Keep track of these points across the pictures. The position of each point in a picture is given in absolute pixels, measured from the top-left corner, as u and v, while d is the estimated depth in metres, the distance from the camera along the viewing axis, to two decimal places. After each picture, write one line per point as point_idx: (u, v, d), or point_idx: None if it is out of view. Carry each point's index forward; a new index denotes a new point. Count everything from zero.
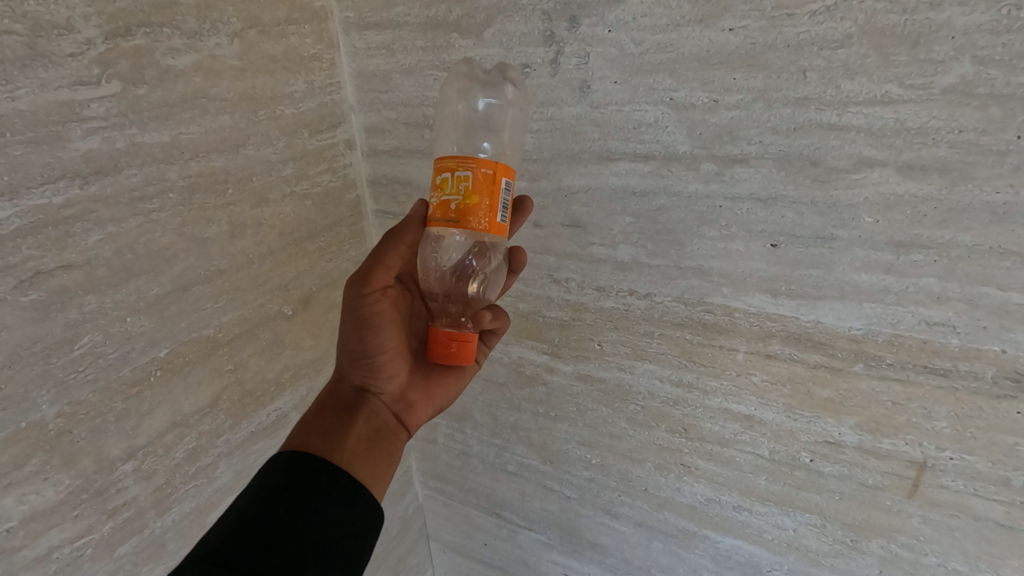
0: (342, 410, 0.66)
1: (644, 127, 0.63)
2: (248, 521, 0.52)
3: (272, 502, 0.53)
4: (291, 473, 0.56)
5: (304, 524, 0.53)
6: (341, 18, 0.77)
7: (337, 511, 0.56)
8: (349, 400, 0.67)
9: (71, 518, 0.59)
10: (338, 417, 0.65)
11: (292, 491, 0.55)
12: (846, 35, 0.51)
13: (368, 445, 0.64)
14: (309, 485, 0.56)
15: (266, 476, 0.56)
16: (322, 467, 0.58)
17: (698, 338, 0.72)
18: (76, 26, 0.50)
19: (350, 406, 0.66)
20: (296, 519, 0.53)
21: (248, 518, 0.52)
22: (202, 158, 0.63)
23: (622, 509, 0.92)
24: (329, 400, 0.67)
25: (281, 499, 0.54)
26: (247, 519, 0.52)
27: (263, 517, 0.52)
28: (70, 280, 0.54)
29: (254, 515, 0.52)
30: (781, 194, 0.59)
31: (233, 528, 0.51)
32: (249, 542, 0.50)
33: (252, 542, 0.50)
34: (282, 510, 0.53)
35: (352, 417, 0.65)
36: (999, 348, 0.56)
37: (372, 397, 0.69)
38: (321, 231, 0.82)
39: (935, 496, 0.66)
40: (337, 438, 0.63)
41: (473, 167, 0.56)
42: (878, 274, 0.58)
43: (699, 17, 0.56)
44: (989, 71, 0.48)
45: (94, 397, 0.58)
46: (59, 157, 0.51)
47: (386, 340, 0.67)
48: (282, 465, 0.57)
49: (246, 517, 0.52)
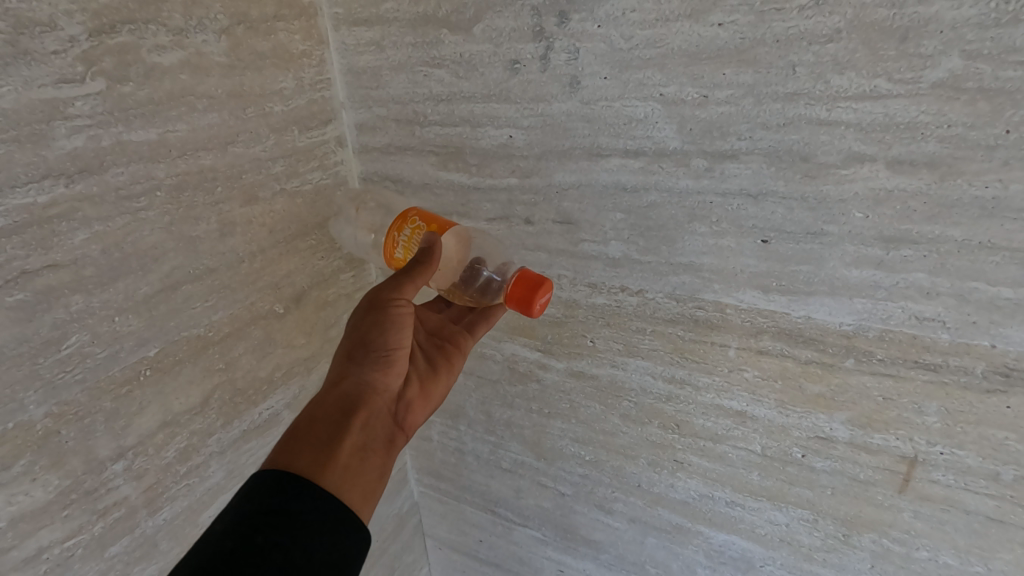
0: (341, 412, 0.65)
1: (634, 122, 0.63)
2: (223, 552, 0.50)
3: (250, 531, 0.51)
4: (273, 496, 0.54)
5: (283, 556, 0.51)
6: (330, 13, 0.76)
7: (317, 541, 0.53)
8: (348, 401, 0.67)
9: (60, 518, 0.59)
10: (336, 420, 0.64)
11: (273, 517, 0.52)
12: (836, 29, 0.51)
13: (360, 456, 0.63)
14: (290, 512, 0.53)
15: (248, 498, 0.54)
16: (306, 489, 0.56)
17: (690, 335, 0.72)
18: (59, 23, 0.50)
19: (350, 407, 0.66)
20: (274, 551, 0.51)
21: (225, 548, 0.50)
22: (190, 156, 0.62)
23: (615, 505, 0.93)
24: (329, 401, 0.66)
25: (262, 527, 0.52)
26: (221, 549, 0.50)
27: (241, 548, 0.50)
28: (55, 280, 0.53)
29: (230, 546, 0.50)
30: (771, 189, 0.59)
31: (208, 559, 0.49)
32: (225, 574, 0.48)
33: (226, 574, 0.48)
34: (260, 540, 0.51)
35: (348, 422, 0.65)
36: (989, 343, 0.56)
37: (371, 399, 0.69)
38: (313, 229, 0.82)
39: (926, 491, 0.66)
40: (330, 448, 0.62)
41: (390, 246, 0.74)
42: (869, 269, 0.58)
43: (689, 12, 0.56)
44: (978, 65, 0.48)
45: (82, 397, 0.58)
46: (43, 155, 0.50)
47: (395, 340, 0.70)
48: (264, 486, 0.55)
49: (225, 545, 0.50)
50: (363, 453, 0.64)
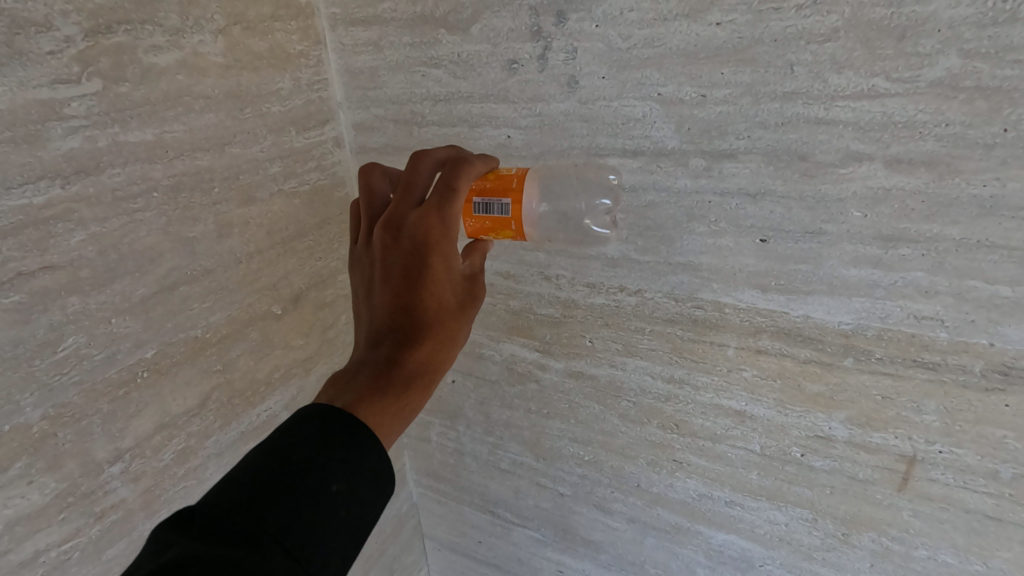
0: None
1: (632, 122, 0.63)
2: (297, 486, 0.45)
3: (326, 474, 0.46)
4: (350, 444, 0.49)
5: (346, 509, 0.47)
6: (327, 14, 0.76)
7: (375, 501, 0.49)
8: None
9: (57, 521, 0.59)
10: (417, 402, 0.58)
11: (348, 469, 0.48)
12: (833, 29, 0.51)
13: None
14: (363, 464, 0.49)
15: (326, 435, 0.48)
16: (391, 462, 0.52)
17: (689, 335, 0.71)
18: (55, 23, 0.50)
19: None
20: (342, 503, 0.46)
21: (297, 485, 0.45)
22: (187, 156, 0.62)
23: (615, 505, 0.93)
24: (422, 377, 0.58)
25: (336, 473, 0.47)
26: (294, 482, 0.45)
27: (311, 490, 0.45)
28: (52, 282, 0.53)
29: (303, 484, 0.45)
30: (769, 189, 0.59)
31: (281, 488, 0.44)
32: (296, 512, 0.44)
33: (295, 512, 0.44)
34: (335, 487, 0.46)
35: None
36: (987, 341, 0.56)
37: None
38: (310, 230, 0.81)
39: (925, 489, 0.66)
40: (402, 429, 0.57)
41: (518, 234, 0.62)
42: (866, 268, 0.58)
43: (686, 11, 0.56)
44: (975, 64, 0.48)
45: (79, 400, 0.57)
46: (39, 157, 0.50)
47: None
48: (338, 429, 0.49)
49: (297, 481, 0.45)
50: None
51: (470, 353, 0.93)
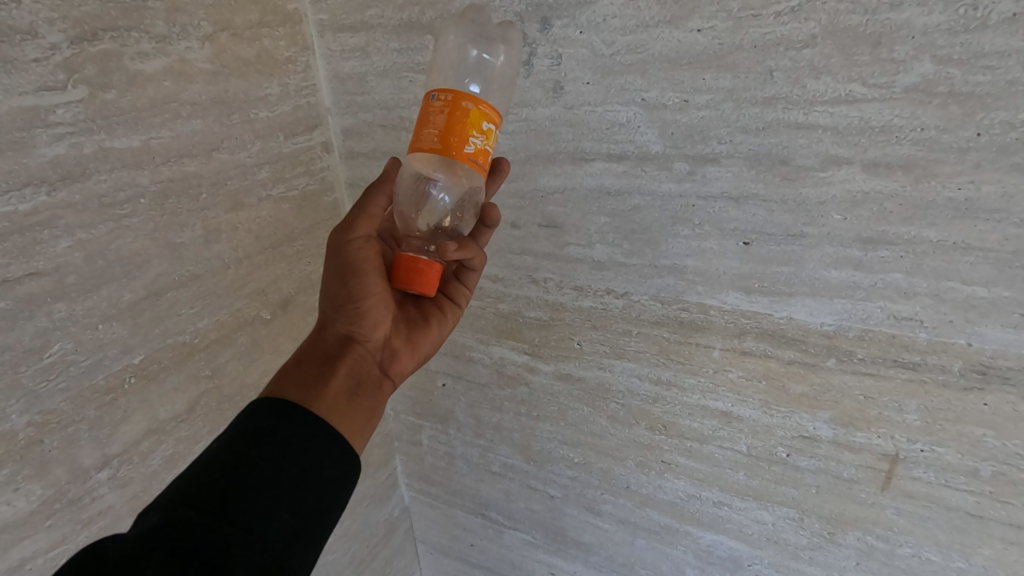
0: (325, 361, 0.60)
1: (617, 127, 0.64)
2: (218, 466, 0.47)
3: (246, 447, 0.48)
4: (265, 417, 0.51)
5: (277, 470, 0.48)
6: (315, 20, 0.77)
7: (308, 461, 0.50)
8: (330, 350, 0.62)
9: (43, 528, 0.59)
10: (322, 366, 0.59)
11: (269, 436, 0.50)
12: (811, 36, 0.52)
13: (351, 398, 0.59)
14: (285, 431, 0.50)
15: (240, 419, 0.51)
16: (308, 416, 0.53)
17: (675, 336, 0.72)
18: (40, 30, 0.50)
19: (332, 356, 0.61)
20: (269, 465, 0.48)
21: (218, 461, 0.47)
22: (174, 163, 0.62)
23: (605, 507, 0.93)
24: (313, 348, 0.62)
25: (254, 441, 0.49)
26: (214, 465, 0.46)
27: (235, 466, 0.47)
28: (38, 289, 0.53)
29: (224, 460, 0.47)
30: (752, 192, 0.60)
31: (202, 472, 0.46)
32: (221, 484, 0.45)
33: (219, 486, 0.45)
34: (256, 454, 0.48)
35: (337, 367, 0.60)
36: (965, 342, 0.57)
37: (353, 349, 0.63)
38: (298, 235, 0.82)
39: (908, 488, 0.67)
40: (318, 387, 0.57)
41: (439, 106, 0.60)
42: (847, 270, 0.59)
43: (668, 18, 0.56)
44: (948, 70, 0.49)
45: (66, 406, 0.57)
46: (24, 164, 0.50)
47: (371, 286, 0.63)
48: (253, 409, 0.52)
49: (217, 461, 0.47)
50: (351, 396, 0.59)
51: (459, 356, 0.94)
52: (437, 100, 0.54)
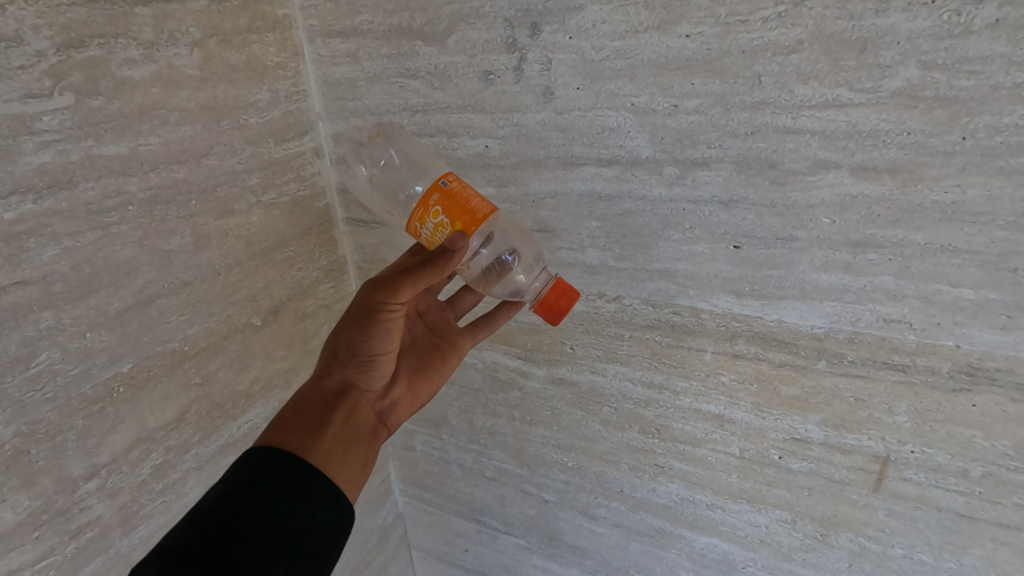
0: (323, 408, 0.62)
1: (607, 132, 0.64)
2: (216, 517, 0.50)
3: (242, 498, 0.51)
4: (260, 470, 0.53)
5: (271, 522, 0.51)
6: (305, 25, 0.77)
7: (302, 512, 0.53)
8: (332, 398, 0.63)
9: (31, 540, 0.58)
10: (323, 413, 0.61)
11: (266, 488, 0.52)
12: (798, 40, 0.52)
13: (345, 446, 0.61)
14: (280, 483, 0.53)
15: (234, 470, 0.54)
16: (304, 468, 0.55)
17: (667, 340, 0.72)
18: (26, 37, 0.49)
19: (330, 403, 0.63)
20: (263, 517, 0.51)
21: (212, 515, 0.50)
22: (163, 169, 0.62)
23: (599, 511, 0.93)
24: (313, 393, 0.63)
25: (249, 495, 0.52)
26: (211, 516, 0.50)
27: (231, 517, 0.50)
28: (24, 297, 0.52)
29: (220, 513, 0.50)
30: (741, 196, 0.60)
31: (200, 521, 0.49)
32: (214, 539, 0.48)
33: (213, 539, 0.48)
34: (250, 507, 0.51)
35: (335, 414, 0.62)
36: (953, 344, 0.57)
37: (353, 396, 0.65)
38: (289, 241, 0.81)
39: (899, 489, 0.67)
40: (314, 438, 0.59)
41: (416, 220, 0.60)
42: (837, 273, 0.60)
43: (657, 23, 0.57)
44: (933, 75, 0.49)
45: (54, 416, 0.57)
46: (10, 171, 0.50)
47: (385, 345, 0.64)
48: (248, 459, 0.55)
49: (215, 512, 0.50)
50: (346, 444, 0.61)
51: None
52: (455, 182, 0.60)
